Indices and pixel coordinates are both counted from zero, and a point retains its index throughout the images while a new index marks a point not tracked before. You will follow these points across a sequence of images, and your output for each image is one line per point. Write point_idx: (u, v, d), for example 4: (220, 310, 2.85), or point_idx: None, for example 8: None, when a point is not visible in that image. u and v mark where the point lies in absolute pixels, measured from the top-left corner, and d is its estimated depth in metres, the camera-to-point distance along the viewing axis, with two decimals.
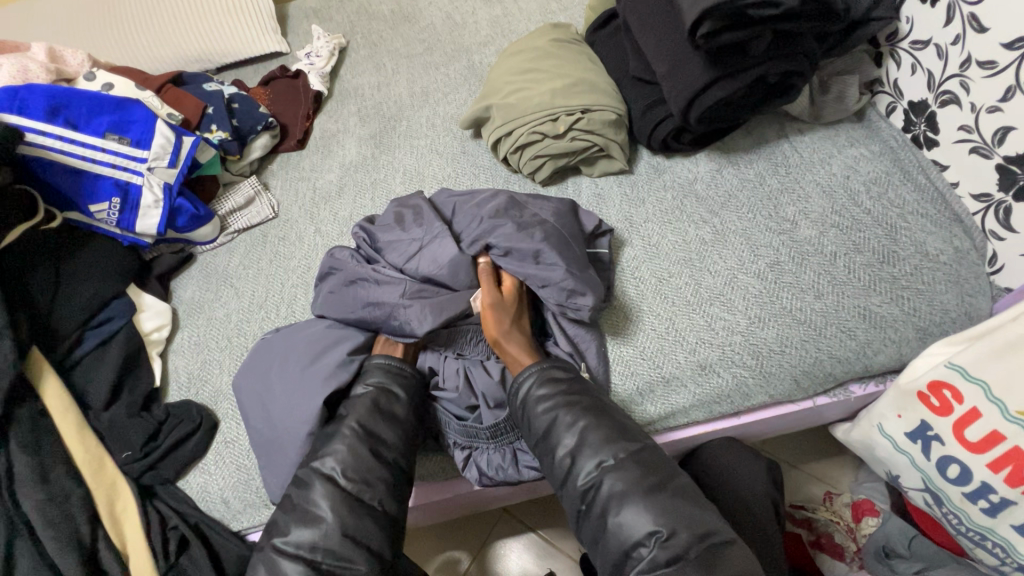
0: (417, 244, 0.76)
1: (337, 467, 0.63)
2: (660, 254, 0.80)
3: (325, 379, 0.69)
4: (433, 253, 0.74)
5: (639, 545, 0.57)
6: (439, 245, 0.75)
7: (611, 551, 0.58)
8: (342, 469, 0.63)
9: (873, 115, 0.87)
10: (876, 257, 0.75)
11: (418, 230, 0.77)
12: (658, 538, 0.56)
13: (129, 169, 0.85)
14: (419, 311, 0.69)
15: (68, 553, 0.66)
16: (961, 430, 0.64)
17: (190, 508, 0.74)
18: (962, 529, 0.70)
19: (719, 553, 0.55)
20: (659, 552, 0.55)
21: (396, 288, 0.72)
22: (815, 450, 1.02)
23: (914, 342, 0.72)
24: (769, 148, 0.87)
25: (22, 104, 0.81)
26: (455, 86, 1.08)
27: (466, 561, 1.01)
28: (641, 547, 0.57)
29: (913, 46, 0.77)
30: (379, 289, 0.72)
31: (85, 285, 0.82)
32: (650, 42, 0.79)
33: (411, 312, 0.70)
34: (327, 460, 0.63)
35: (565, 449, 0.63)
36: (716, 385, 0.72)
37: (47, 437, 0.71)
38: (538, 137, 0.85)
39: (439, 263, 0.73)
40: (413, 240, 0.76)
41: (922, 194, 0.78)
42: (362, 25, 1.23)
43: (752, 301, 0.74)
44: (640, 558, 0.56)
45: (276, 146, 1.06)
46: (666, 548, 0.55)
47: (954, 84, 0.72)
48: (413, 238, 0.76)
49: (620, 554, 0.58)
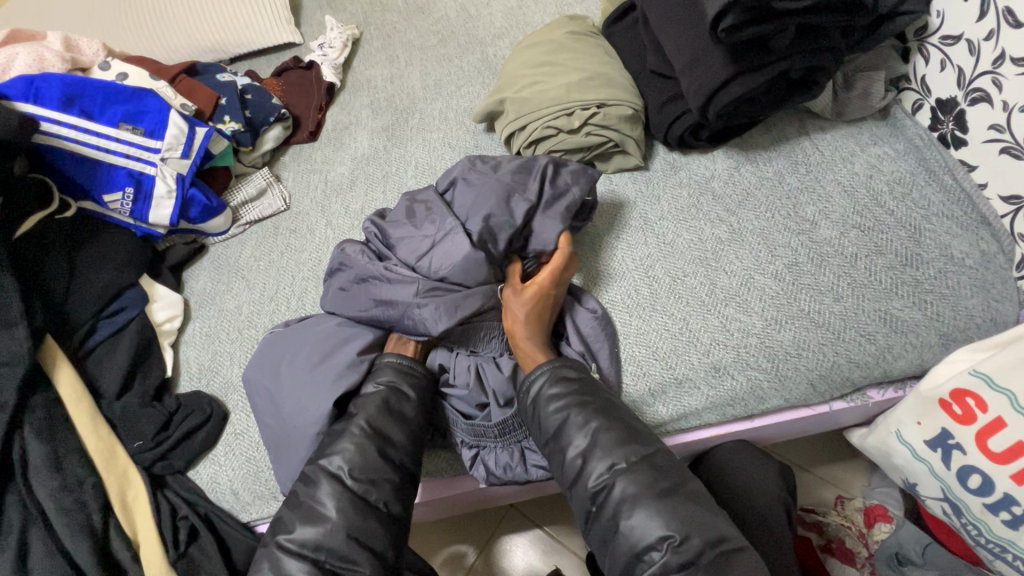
0: (429, 241, 0.72)
1: (345, 466, 0.62)
2: (675, 253, 0.78)
3: (334, 379, 0.69)
4: (445, 250, 0.71)
5: (650, 549, 0.56)
6: (451, 241, 0.71)
7: (621, 554, 0.57)
8: (348, 468, 0.62)
9: (898, 112, 0.84)
10: (898, 259, 0.73)
11: (431, 226, 0.73)
12: (670, 543, 0.55)
13: (142, 159, 0.85)
14: (433, 311, 0.68)
15: (81, 540, 0.66)
16: (984, 440, 0.62)
17: (201, 498, 0.75)
18: (982, 541, 0.67)
19: (730, 560, 0.54)
20: (671, 557, 0.54)
21: (409, 286, 0.70)
22: (828, 453, 1.01)
23: (936, 348, 0.70)
24: (789, 145, 0.85)
25: (38, 93, 0.81)
26: (468, 79, 1.07)
27: (471, 555, 1.00)
28: (653, 551, 0.56)
29: (942, 41, 0.74)
30: (392, 287, 0.71)
31: (98, 275, 0.82)
32: (669, 35, 0.77)
33: (426, 313, 0.68)
34: (334, 458, 0.63)
35: (577, 449, 0.62)
36: (730, 388, 0.70)
37: (61, 425, 0.72)
38: (553, 132, 0.84)
39: (452, 261, 0.70)
40: (425, 237, 0.73)
41: (946, 195, 0.76)
42: (376, 17, 1.22)
43: (768, 302, 0.73)
44: (651, 562, 0.55)
45: (288, 138, 1.05)
46: (679, 553, 0.54)
47: (986, 81, 0.69)
48: (425, 235, 0.73)
49: (631, 556, 0.57)
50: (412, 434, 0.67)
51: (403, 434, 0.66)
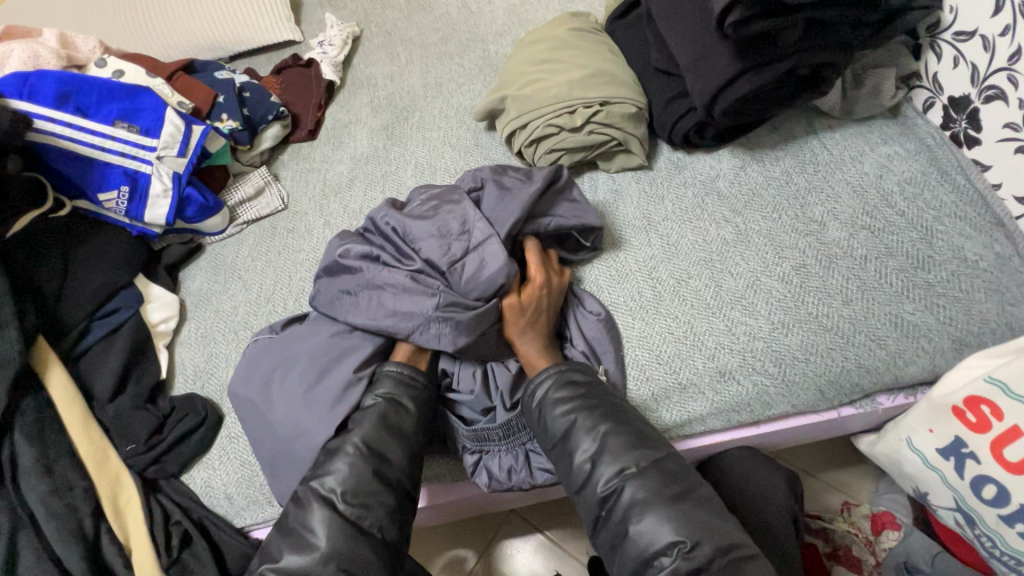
0: (460, 247, 0.70)
1: (337, 491, 0.61)
2: (680, 254, 0.77)
3: (331, 396, 0.67)
4: (479, 261, 0.69)
5: (660, 554, 0.54)
6: (485, 252, 0.69)
7: (630, 559, 0.56)
8: (340, 493, 0.61)
9: (909, 110, 0.82)
10: (910, 262, 0.71)
11: (461, 231, 0.70)
12: (681, 549, 0.53)
13: (138, 157, 0.84)
14: (452, 328, 0.66)
15: (70, 546, 0.65)
16: (999, 449, 0.60)
17: (194, 502, 0.73)
18: (996, 553, 0.65)
19: (743, 567, 0.53)
20: (682, 563, 0.53)
21: (431, 297, 0.67)
22: (835, 459, 0.99)
23: (948, 353, 0.68)
24: (797, 144, 0.83)
25: (32, 90, 0.80)
26: (470, 77, 1.05)
27: (471, 560, 0.99)
28: (662, 557, 0.54)
29: (955, 37, 0.72)
30: (412, 296, 0.68)
31: (92, 275, 0.81)
32: (673, 31, 0.75)
33: (446, 329, 0.66)
34: (326, 481, 0.62)
35: (585, 454, 0.61)
36: (736, 394, 0.69)
37: (52, 428, 0.71)
38: (554, 130, 0.82)
39: (485, 274, 0.68)
40: (454, 241, 0.70)
41: (959, 195, 0.74)
42: (377, 14, 1.20)
43: (775, 306, 0.71)
44: (661, 568, 0.54)
45: (287, 136, 1.04)
46: (689, 559, 0.53)
47: (1001, 78, 0.67)
48: (455, 239, 0.70)
49: (640, 562, 0.55)
50: (413, 443, 0.66)
51: (405, 442, 0.65)
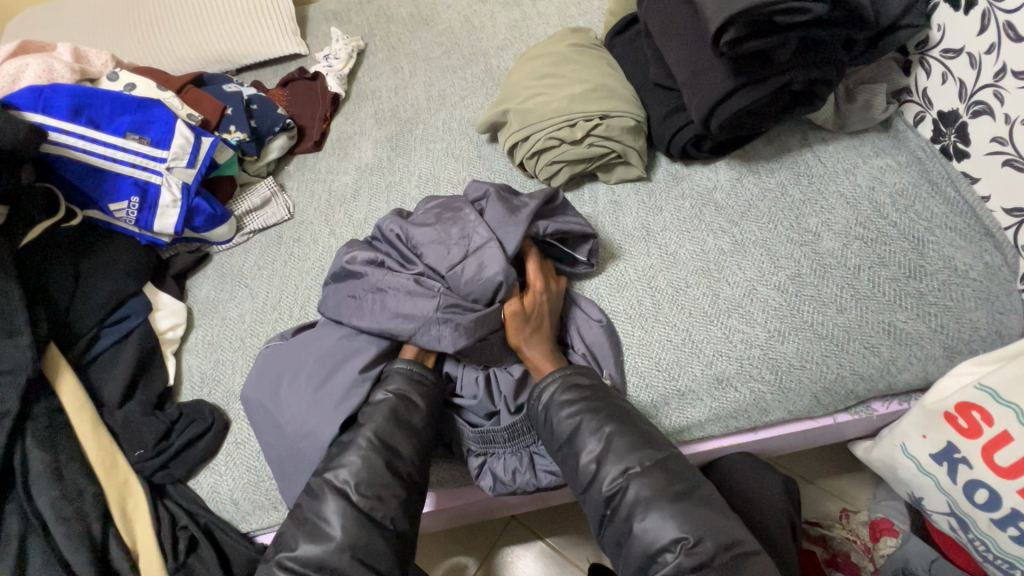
0: (459, 251, 0.71)
1: (350, 481, 0.62)
2: (678, 264, 0.78)
3: (340, 398, 0.68)
4: (477, 263, 0.70)
5: (664, 550, 0.56)
6: (484, 255, 0.70)
7: (634, 555, 0.57)
8: (355, 482, 0.62)
9: (900, 124, 0.84)
10: (902, 270, 0.73)
11: (461, 236, 0.72)
12: (684, 545, 0.55)
13: (148, 168, 0.86)
14: (452, 330, 0.68)
15: (80, 551, 0.66)
16: (990, 453, 0.62)
17: (201, 508, 0.74)
18: (989, 556, 0.66)
19: (746, 563, 0.54)
20: (684, 559, 0.54)
21: (431, 301, 0.69)
22: (833, 466, 1.00)
23: (940, 360, 0.70)
24: (792, 157, 0.85)
25: (46, 104, 0.82)
26: (472, 90, 1.07)
27: (472, 567, 1.00)
28: (666, 552, 0.55)
29: (944, 54, 0.75)
30: (412, 299, 0.70)
31: (102, 283, 0.82)
32: (672, 47, 0.77)
33: (446, 331, 0.68)
34: (340, 472, 0.63)
35: (590, 454, 0.62)
36: (733, 400, 0.70)
37: (62, 434, 0.72)
38: (555, 143, 0.84)
39: (483, 276, 0.69)
40: (454, 246, 0.72)
41: (949, 207, 0.76)
42: (380, 28, 1.23)
43: (770, 314, 0.73)
44: (664, 564, 0.55)
45: (293, 147, 1.06)
46: (692, 555, 0.54)
47: (988, 94, 0.69)
48: (456, 244, 0.72)
49: (644, 558, 0.56)
50: (425, 436, 0.67)
51: (418, 434, 0.67)
